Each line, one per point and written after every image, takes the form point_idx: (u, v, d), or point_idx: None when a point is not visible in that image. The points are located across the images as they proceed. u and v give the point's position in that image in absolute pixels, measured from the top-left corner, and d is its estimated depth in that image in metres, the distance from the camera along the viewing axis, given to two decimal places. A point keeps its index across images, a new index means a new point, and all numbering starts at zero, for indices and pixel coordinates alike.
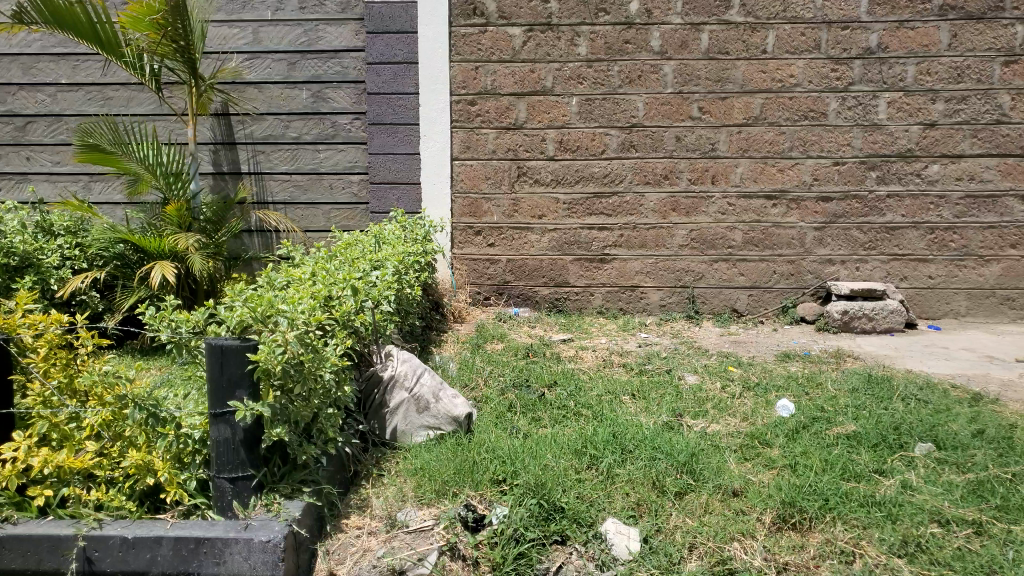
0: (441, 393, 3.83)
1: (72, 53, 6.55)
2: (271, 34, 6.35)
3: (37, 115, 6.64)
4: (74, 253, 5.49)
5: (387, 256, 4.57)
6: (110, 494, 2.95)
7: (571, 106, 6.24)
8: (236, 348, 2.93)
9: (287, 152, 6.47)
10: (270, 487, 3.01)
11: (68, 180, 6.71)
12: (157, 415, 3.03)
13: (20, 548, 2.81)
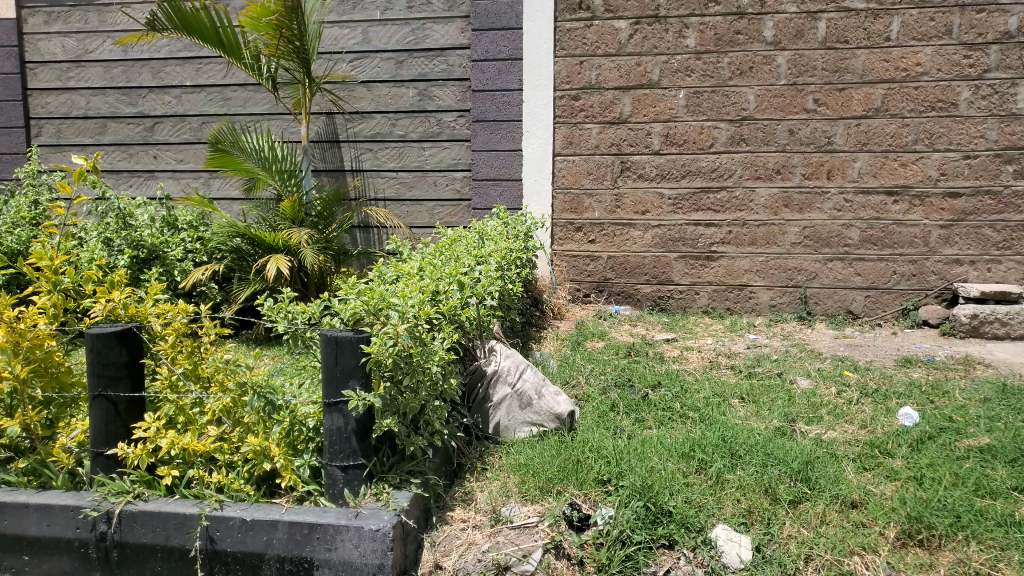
0: (544, 389, 3.83)
1: (196, 56, 6.92)
2: (380, 33, 6.50)
3: (164, 116, 7.05)
4: (196, 246, 5.79)
5: (491, 252, 4.58)
6: (229, 477, 3.08)
7: (679, 99, 6.09)
8: (350, 340, 2.99)
9: (394, 150, 6.61)
10: (380, 476, 3.09)
11: (190, 177, 7.09)
12: (273, 402, 3.17)
13: (150, 524, 2.99)
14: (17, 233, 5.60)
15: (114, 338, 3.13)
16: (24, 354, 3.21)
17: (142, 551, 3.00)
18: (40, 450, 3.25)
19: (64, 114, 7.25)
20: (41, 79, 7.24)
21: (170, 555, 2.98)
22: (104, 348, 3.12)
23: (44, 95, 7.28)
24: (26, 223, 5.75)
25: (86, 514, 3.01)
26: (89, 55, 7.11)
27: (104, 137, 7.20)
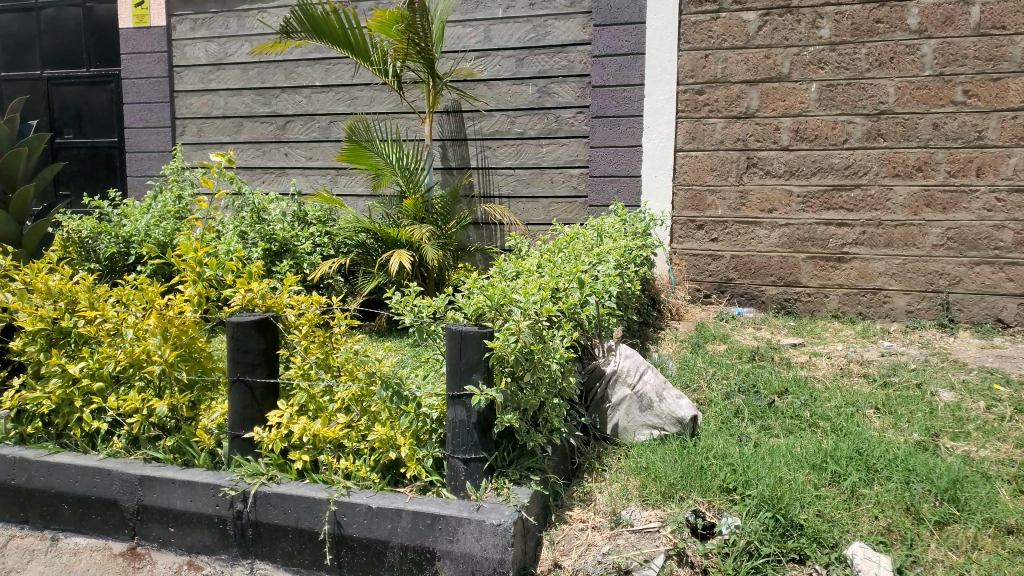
0: (665, 392, 3.72)
1: (326, 57, 7.21)
2: (501, 31, 6.56)
3: (295, 115, 7.38)
4: (324, 241, 6.00)
5: (611, 250, 4.52)
6: (356, 464, 3.19)
7: (811, 92, 5.83)
8: (474, 335, 3.02)
9: (512, 147, 6.64)
10: (500, 471, 3.11)
11: (318, 174, 7.38)
12: (400, 393, 3.21)
13: (283, 505, 3.11)
14: (163, 225, 5.99)
15: (253, 327, 3.29)
16: (172, 340, 3.44)
17: (275, 530, 3.13)
18: (185, 430, 3.45)
19: (205, 115, 7.70)
20: (186, 82, 7.74)
21: (301, 536, 3.10)
22: (243, 335, 3.29)
23: (188, 97, 7.76)
24: (171, 216, 6.12)
25: (225, 492, 3.17)
26: (229, 58, 7.54)
27: (241, 136, 7.61)
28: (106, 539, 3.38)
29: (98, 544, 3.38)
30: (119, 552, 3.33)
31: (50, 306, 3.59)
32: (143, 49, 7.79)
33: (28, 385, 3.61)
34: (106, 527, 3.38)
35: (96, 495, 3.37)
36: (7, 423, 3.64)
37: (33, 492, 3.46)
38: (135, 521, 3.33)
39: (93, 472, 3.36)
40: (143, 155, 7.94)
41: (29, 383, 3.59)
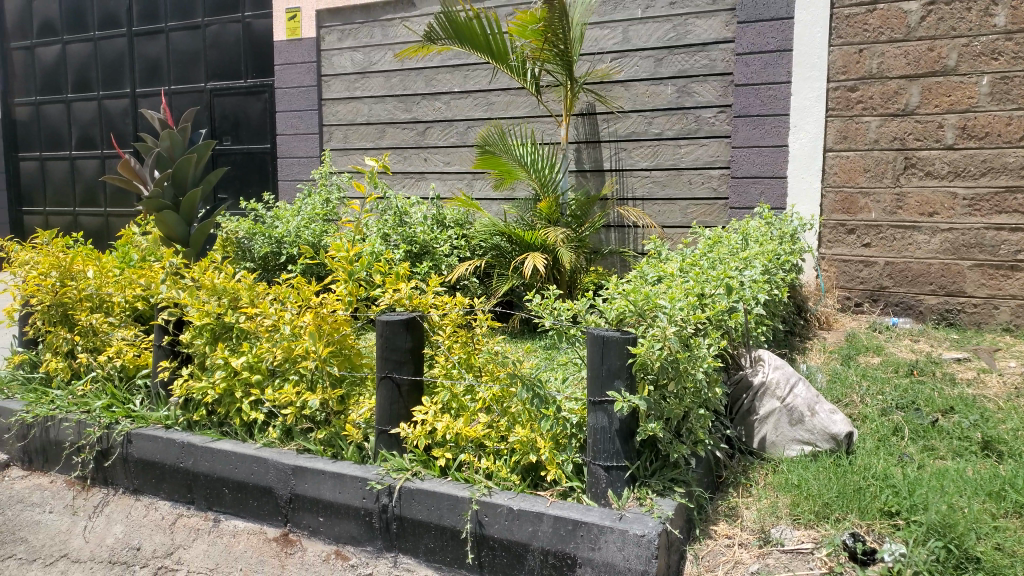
0: (818, 407, 3.53)
1: (465, 63, 7.35)
2: (640, 32, 6.46)
3: (434, 121, 7.58)
4: (461, 244, 6.13)
5: (757, 254, 4.34)
6: (497, 465, 3.21)
7: (980, 86, 5.38)
8: (618, 340, 2.96)
9: (649, 148, 6.52)
10: (643, 480, 3.04)
11: (456, 178, 7.54)
12: (540, 396, 3.21)
13: (426, 502, 3.18)
14: (312, 228, 6.33)
15: (401, 325, 3.39)
16: (324, 337, 3.59)
17: (418, 526, 3.20)
18: (335, 423, 3.61)
19: (350, 121, 8.06)
20: (333, 90, 8.12)
21: (442, 534, 3.15)
22: (392, 333, 3.40)
23: (335, 105, 8.14)
24: (319, 219, 6.47)
25: (372, 486, 3.27)
26: (373, 66, 7.84)
27: (383, 142, 7.90)
28: (261, 524, 3.57)
29: (254, 528, 3.58)
30: (273, 537, 3.52)
31: (217, 302, 3.85)
32: (295, 60, 8.24)
33: (195, 375, 3.88)
34: (261, 512, 3.57)
35: (253, 481, 3.56)
36: (176, 411, 3.91)
37: (197, 475, 3.70)
38: (287, 508, 3.49)
39: (251, 459, 3.55)
40: (293, 161, 8.40)
41: (196, 373, 3.86)
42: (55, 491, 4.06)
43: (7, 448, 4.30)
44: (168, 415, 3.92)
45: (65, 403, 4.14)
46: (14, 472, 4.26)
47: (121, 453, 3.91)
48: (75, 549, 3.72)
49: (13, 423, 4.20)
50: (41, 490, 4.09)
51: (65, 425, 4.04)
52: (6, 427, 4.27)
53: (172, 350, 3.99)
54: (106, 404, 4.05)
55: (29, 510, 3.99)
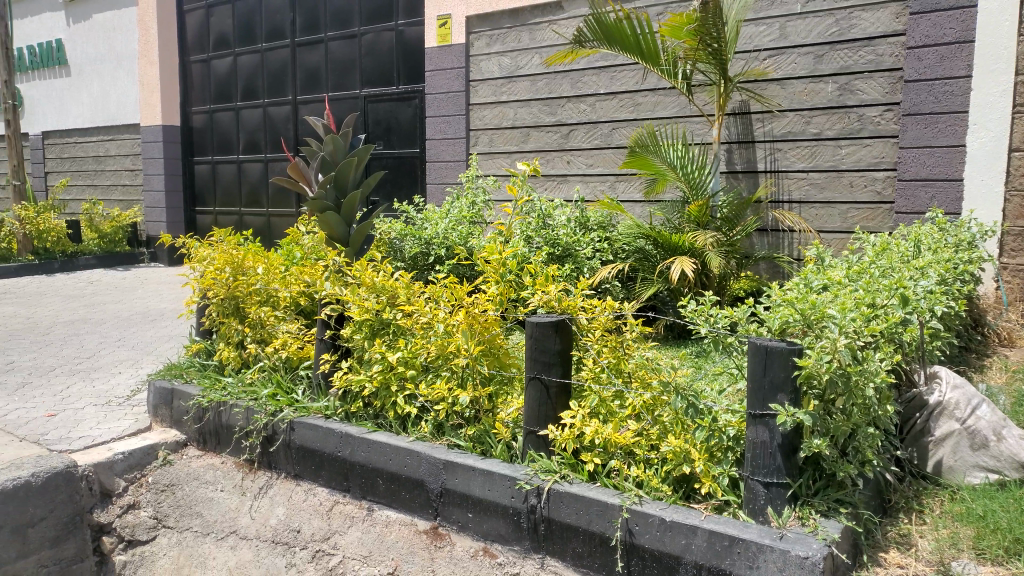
0: (1005, 431, 3.22)
1: (612, 65, 7.30)
2: (799, 27, 6.19)
3: (579, 124, 7.58)
4: (604, 246, 6.05)
5: (932, 263, 4.02)
6: (648, 474, 3.15)
7: None
8: (781, 352, 2.82)
9: (806, 148, 6.22)
10: (804, 499, 2.89)
11: (599, 180, 7.51)
12: (695, 406, 3.11)
13: (575, 506, 3.15)
14: (459, 229, 6.51)
15: (551, 327, 3.37)
16: (476, 336, 3.68)
17: (567, 530, 3.18)
18: (485, 421, 3.66)
19: (496, 125, 8.19)
20: (480, 95, 8.28)
21: (591, 539, 3.12)
22: (542, 335, 3.39)
23: (482, 109, 8.31)
24: (466, 221, 6.62)
25: (520, 486, 3.28)
26: (520, 70, 7.94)
27: (527, 145, 7.98)
28: (412, 516, 3.67)
29: (405, 519, 3.68)
30: (423, 529, 3.61)
31: (375, 300, 4.02)
32: (445, 66, 8.48)
33: (353, 368, 4.06)
34: (413, 504, 3.66)
35: (406, 474, 3.66)
36: (335, 402, 4.11)
37: (353, 464, 3.85)
38: (438, 502, 3.57)
39: (405, 452, 3.66)
40: (440, 164, 8.65)
41: (355, 366, 4.04)
42: (226, 471, 4.36)
43: (185, 428, 4.63)
44: (327, 405, 4.12)
45: (235, 390, 4.45)
46: (191, 450, 4.59)
47: (284, 439, 4.13)
48: (244, 527, 4.07)
49: (191, 406, 4.54)
50: (214, 469, 4.41)
51: (236, 410, 4.33)
52: (184, 409, 4.60)
53: (332, 343, 4.20)
54: (271, 392, 4.31)
55: (203, 488, 4.34)
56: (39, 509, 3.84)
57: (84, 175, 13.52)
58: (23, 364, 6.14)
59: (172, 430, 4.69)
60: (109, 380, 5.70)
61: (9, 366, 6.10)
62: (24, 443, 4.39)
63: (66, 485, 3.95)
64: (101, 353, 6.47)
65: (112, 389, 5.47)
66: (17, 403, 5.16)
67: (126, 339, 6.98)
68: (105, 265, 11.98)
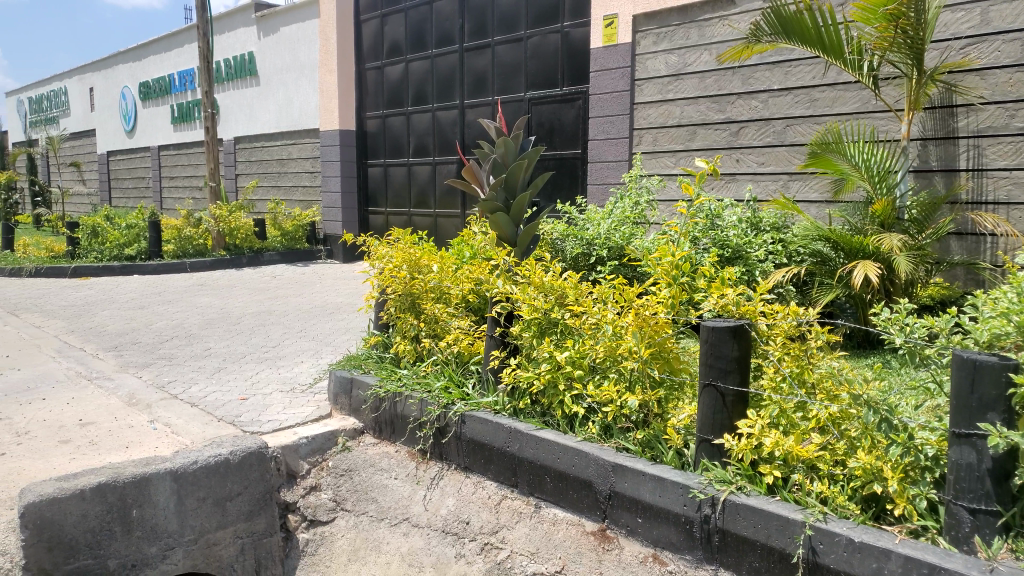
0: None
1: (786, 60, 7.04)
2: (1004, 12, 5.68)
3: (750, 121, 7.36)
4: (777, 248, 5.79)
5: None
6: (833, 490, 2.96)
7: None
8: (993, 366, 2.56)
9: (1010, 144, 5.67)
10: (1018, 530, 2.61)
11: (770, 180, 7.25)
12: (889, 421, 2.91)
13: (752, 519, 3.01)
14: (622, 229, 6.45)
15: (728, 332, 3.23)
16: (647, 338, 3.61)
17: (743, 543, 3.05)
18: (655, 426, 3.59)
19: (661, 124, 8.11)
20: (646, 94, 8.24)
21: (770, 554, 2.98)
22: (718, 340, 3.26)
23: (647, 108, 8.25)
24: (629, 222, 6.58)
25: (694, 494, 3.19)
26: (687, 67, 7.82)
27: (693, 144, 7.84)
28: (579, 516, 3.68)
29: (573, 519, 3.70)
30: (591, 531, 3.61)
31: (544, 299, 4.07)
32: (610, 66, 8.53)
33: (522, 365, 4.12)
34: (580, 505, 3.66)
35: (574, 474, 3.66)
36: (504, 397, 4.20)
37: (522, 461, 3.91)
38: (606, 504, 3.55)
39: (573, 452, 3.66)
40: (603, 165, 8.71)
41: (523, 363, 4.09)
42: (400, 460, 4.56)
43: (362, 416, 4.89)
44: (497, 401, 4.23)
45: (410, 382, 4.67)
46: (367, 438, 4.85)
47: (455, 431, 4.26)
48: (415, 515, 4.24)
49: (369, 396, 4.78)
50: (388, 457, 4.63)
51: (410, 401, 4.53)
52: (362, 398, 4.86)
53: (502, 340, 4.29)
54: (444, 386, 4.51)
55: (378, 474, 4.56)
56: (237, 485, 4.16)
57: (269, 177, 14.66)
58: (219, 350, 6.74)
59: (351, 418, 4.97)
60: (292, 368, 6.14)
61: (207, 352, 6.72)
62: (223, 423, 4.83)
63: (259, 464, 4.25)
64: (286, 343, 6.99)
65: (297, 376, 5.90)
66: (216, 385, 5.67)
67: (307, 330, 7.50)
68: (287, 261, 12.97)
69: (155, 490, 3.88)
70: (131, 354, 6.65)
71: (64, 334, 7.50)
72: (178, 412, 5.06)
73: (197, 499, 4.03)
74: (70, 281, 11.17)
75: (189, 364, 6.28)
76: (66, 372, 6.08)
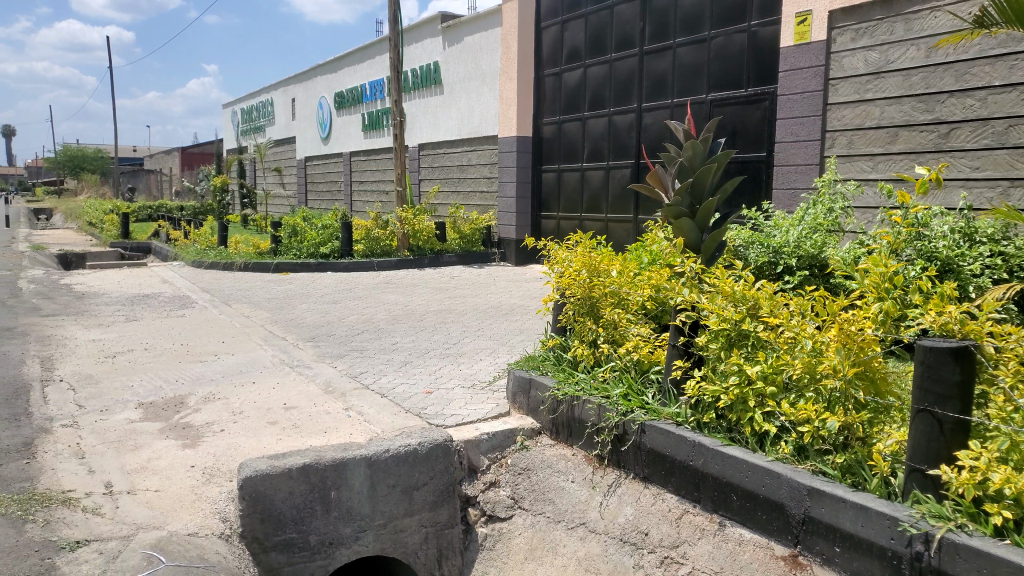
0: None
1: (1011, 52, 6.36)
2: None
3: (964, 121, 6.72)
4: (996, 262, 5.22)
5: None
6: None
7: None
8: None
9: None
10: None
11: (985, 186, 6.59)
12: None
13: (977, 562, 2.70)
14: (814, 237, 6.08)
15: (949, 355, 2.95)
16: (851, 357, 3.39)
17: None
18: (859, 450, 3.35)
19: (858, 126, 7.60)
20: (841, 94, 7.76)
21: None
22: (937, 363, 2.98)
23: (841, 109, 7.77)
24: (821, 229, 6.20)
25: (904, 528, 2.92)
26: (890, 65, 7.28)
27: (895, 147, 7.27)
28: (768, 539, 3.50)
29: (761, 541, 3.52)
30: (781, 555, 3.42)
31: (734, 310, 3.91)
32: (802, 66, 8.14)
33: (708, 378, 3.97)
34: (770, 527, 3.48)
35: (764, 494, 3.48)
36: (687, 410, 4.07)
37: (706, 476, 3.77)
38: (800, 529, 3.35)
39: (763, 472, 3.48)
40: (791, 169, 8.31)
41: (709, 376, 3.94)
42: (577, 464, 4.56)
43: (540, 417, 4.93)
44: (679, 412, 4.10)
45: (588, 387, 4.65)
46: (545, 438, 4.88)
47: (635, 440, 4.18)
48: (593, 520, 4.22)
49: (547, 397, 4.82)
50: (566, 460, 4.64)
51: (588, 406, 4.51)
52: (541, 400, 4.91)
53: (685, 350, 4.18)
54: (623, 393, 4.44)
55: (556, 476, 4.59)
56: (424, 475, 4.34)
57: (450, 182, 15.28)
58: (404, 345, 7.09)
59: (529, 418, 5.04)
60: (472, 365, 6.34)
61: (394, 346, 7.08)
62: (410, 414, 5.07)
63: (444, 456, 4.41)
64: (464, 341, 7.22)
65: (477, 373, 6.08)
66: (402, 378, 5.97)
67: (484, 330, 7.70)
68: (464, 262, 13.46)
69: (351, 475, 4.13)
70: (326, 345, 7.15)
71: (269, 323, 8.20)
72: (369, 401, 5.37)
73: (388, 486, 4.24)
74: (274, 276, 12.25)
75: (378, 356, 6.65)
76: (273, 359, 6.64)
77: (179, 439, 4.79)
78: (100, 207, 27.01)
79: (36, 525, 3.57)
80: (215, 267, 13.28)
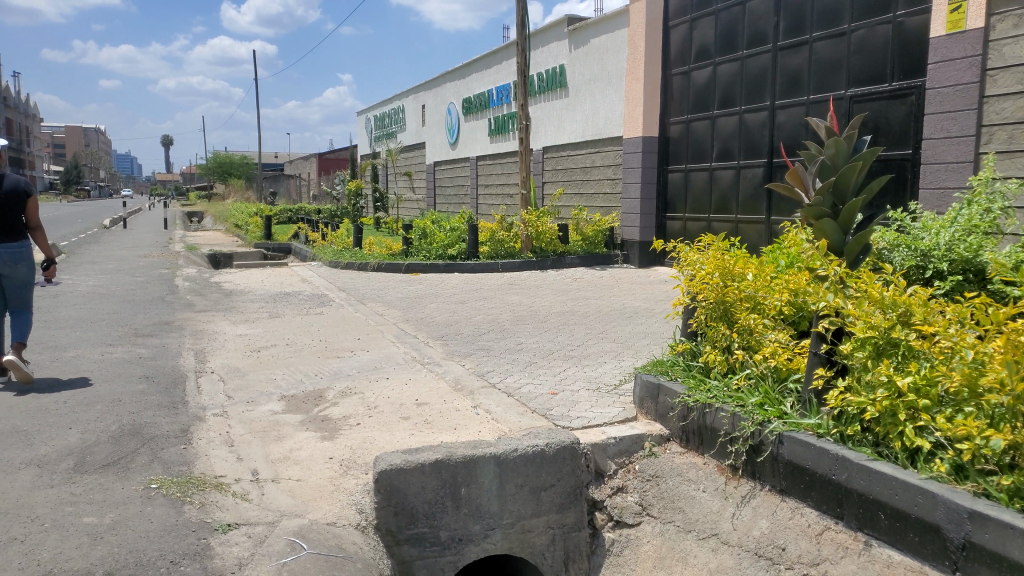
0: None
1: None
2: None
3: None
4: None
5: None
6: None
7: None
8: None
9: None
10: None
11: None
12: None
13: None
14: (969, 239, 5.58)
15: None
16: (1020, 371, 3.09)
17: None
18: None
19: (1020, 119, 6.98)
20: (1000, 85, 7.18)
21: None
22: None
23: (1001, 101, 7.18)
24: (977, 231, 5.70)
25: None
26: None
27: None
28: (922, 562, 3.26)
29: (912, 564, 3.29)
30: None
31: (882, 317, 3.72)
32: (954, 57, 7.61)
33: (853, 389, 3.75)
34: (924, 550, 3.24)
35: (917, 515, 3.25)
36: (829, 421, 3.86)
37: (851, 491, 3.57)
38: (959, 555, 3.09)
39: (916, 490, 3.24)
40: (942, 167, 7.74)
41: (855, 387, 3.72)
42: (709, 473, 4.44)
43: (669, 424, 4.84)
44: (820, 424, 3.90)
45: (722, 394, 4.51)
46: (674, 446, 4.79)
47: (772, 451, 4.01)
48: (725, 532, 4.07)
49: (677, 404, 4.72)
50: (696, 469, 4.52)
51: (722, 414, 4.36)
52: (670, 406, 4.81)
53: (828, 359, 3.96)
54: (759, 402, 4.28)
55: (686, 484, 4.47)
56: (552, 476, 4.34)
57: (574, 184, 15.27)
58: (530, 345, 7.15)
59: (657, 424, 4.95)
60: (597, 368, 6.30)
61: (520, 346, 7.15)
62: (536, 414, 5.10)
63: (572, 459, 4.40)
64: (589, 343, 7.19)
65: (602, 376, 6.03)
66: (528, 378, 6.02)
67: (609, 332, 7.64)
68: (587, 264, 13.34)
69: (480, 472, 4.19)
70: (455, 343, 7.33)
71: (401, 321, 8.49)
72: (497, 399, 5.45)
73: (515, 486, 4.27)
74: (404, 276, 12.66)
75: (504, 356, 6.74)
76: (405, 356, 6.86)
77: (318, 432, 5.03)
78: (247, 211, 28.89)
79: (194, 506, 3.85)
80: (350, 267, 13.88)
